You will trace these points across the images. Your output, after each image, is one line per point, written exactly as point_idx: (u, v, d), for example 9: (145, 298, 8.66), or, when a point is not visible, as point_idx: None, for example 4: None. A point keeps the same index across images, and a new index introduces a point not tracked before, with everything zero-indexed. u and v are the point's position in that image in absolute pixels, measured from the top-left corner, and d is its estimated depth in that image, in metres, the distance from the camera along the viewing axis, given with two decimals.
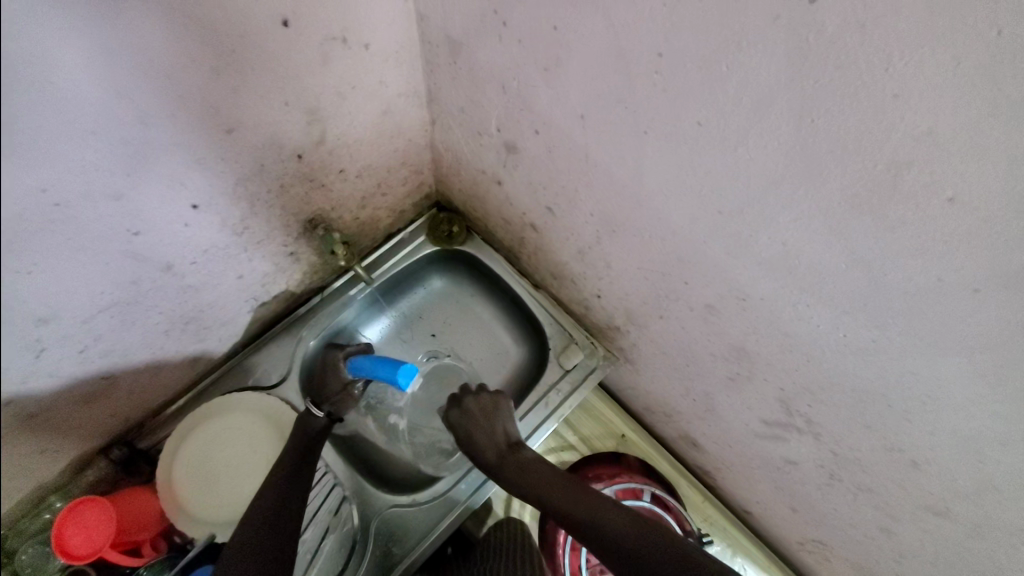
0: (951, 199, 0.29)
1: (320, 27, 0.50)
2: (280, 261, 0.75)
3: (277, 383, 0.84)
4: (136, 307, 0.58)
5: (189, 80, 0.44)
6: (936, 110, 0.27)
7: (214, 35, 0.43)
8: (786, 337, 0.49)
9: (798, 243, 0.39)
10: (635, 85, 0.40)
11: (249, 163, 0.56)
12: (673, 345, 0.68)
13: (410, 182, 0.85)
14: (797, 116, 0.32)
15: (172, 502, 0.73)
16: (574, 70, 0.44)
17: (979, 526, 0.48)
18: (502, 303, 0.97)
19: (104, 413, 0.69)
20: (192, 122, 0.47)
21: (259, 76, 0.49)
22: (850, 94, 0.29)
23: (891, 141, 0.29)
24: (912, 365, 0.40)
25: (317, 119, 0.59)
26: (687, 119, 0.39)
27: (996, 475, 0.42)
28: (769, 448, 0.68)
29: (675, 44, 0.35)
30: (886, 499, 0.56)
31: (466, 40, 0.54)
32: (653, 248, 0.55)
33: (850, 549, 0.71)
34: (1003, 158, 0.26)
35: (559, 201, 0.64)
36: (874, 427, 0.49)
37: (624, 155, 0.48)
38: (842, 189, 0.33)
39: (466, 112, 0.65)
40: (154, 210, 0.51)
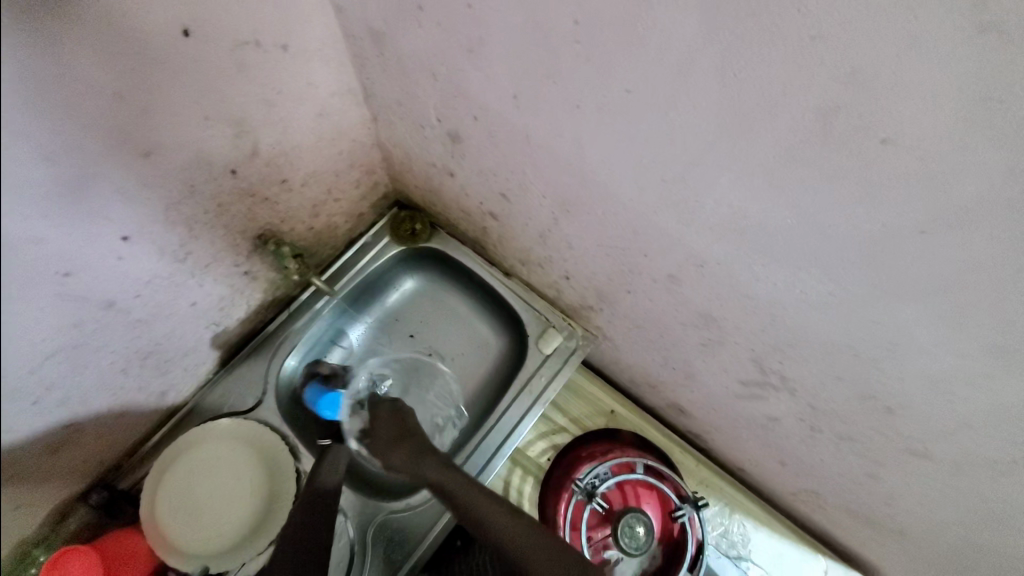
0: (885, 140, 0.28)
1: (228, 32, 0.47)
2: (235, 281, 0.73)
3: (254, 406, 0.82)
4: (83, 350, 0.56)
5: (93, 107, 0.41)
6: (855, 49, 0.25)
7: (110, 55, 0.40)
8: (749, 298, 0.48)
9: (744, 203, 0.38)
10: (559, 58, 0.38)
11: (178, 185, 0.54)
12: (645, 318, 0.67)
13: (362, 183, 0.82)
14: (721, 71, 0.31)
15: (160, 539, 0.72)
16: (498, 49, 0.42)
17: (959, 462, 0.48)
18: (476, 296, 0.96)
19: (75, 460, 0.67)
20: (106, 150, 0.44)
21: (170, 92, 0.46)
22: (768, 42, 0.28)
23: (816, 87, 0.28)
24: (872, 313, 0.39)
25: (244, 130, 0.56)
26: (616, 87, 0.37)
27: (968, 412, 0.41)
28: (752, 408, 0.68)
29: (589, 10, 0.33)
30: (868, 445, 0.56)
31: (387, 29, 0.51)
32: (609, 223, 0.53)
33: (842, 496, 0.72)
34: (931, 91, 0.25)
35: (511, 185, 0.62)
36: (846, 378, 0.49)
37: (562, 132, 0.46)
38: (776, 143, 0.32)
39: (403, 104, 0.63)
40: (84, 248, 0.48)
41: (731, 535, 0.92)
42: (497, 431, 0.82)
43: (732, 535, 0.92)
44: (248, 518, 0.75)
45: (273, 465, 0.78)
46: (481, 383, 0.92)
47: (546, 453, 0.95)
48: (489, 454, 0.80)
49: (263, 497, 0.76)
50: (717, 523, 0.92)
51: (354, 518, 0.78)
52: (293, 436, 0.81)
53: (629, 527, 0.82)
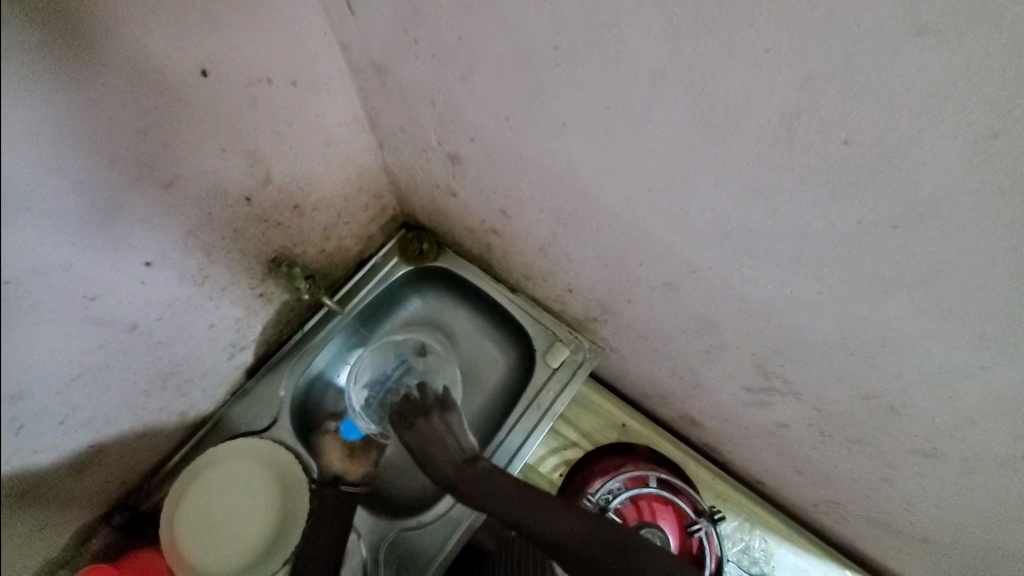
0: (846, 140, 0.29)
1: (241, 71, 0.51)
2: (250, 303, 0.76)
3: (269, 425, 0.84)
4: (107, 371, 0.59)
5: (118, 144, 0.45)
6: (807, 59, 0.27)
7: (134, 95, 0.44)
8: (743, 301, 0.49)
9: (725, 207, 0.40)
10: (543, 80, 0.41)
11: (197, 213, 0.57)
12: (648, 327, 0.68)
13: (370, 207, 0.86)
14: (688, 85, 0.33)
15: (178, 558, 0.74)
16: (487, 75, 0.45)
17: (969, 460, 0.47)
18: (484, 312, 0.97)
19: (100, 480, 0.69)
20: (131, 182, 0.48)
21: (188, 127, 0.50)
22: (727, 56, 0.30)
23: (777, 95, 0.30)
24: (861, 310, 0.40)
25: (258, 160, 0.60)
26: (597, 105, 0.39)
27: (970, 406, 0.41)
28: (760, 415, 0.68)
29: (565, 35, 0.36)
30: (878, 448, 0.55)
31: (387, 62, 0.55)
32: (603, 234, 0.55)
33: (862, 504, 0.70)
34: (880, 90, 0.26)
35: (510, 202, 0.64)
36: (846, 378, 0.49)
37: (552, 149, 0.48)
38: (747, 150, 0.34)
39: (405, 130, 0.66)
40: (110, 274, 0.52)
41: (752, 552, 0.90)
42: (507, 444, 0.83)
43: (753, 552, 0.90)
44: (265, 534, 0.76)
45: (288, 481, 0.80)
46: (491, 399, 0.93)
47: (557, 469, 0.95)
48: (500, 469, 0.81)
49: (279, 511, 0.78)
50: (736, 539, 0.91)
51: (365, 537, 0.78)
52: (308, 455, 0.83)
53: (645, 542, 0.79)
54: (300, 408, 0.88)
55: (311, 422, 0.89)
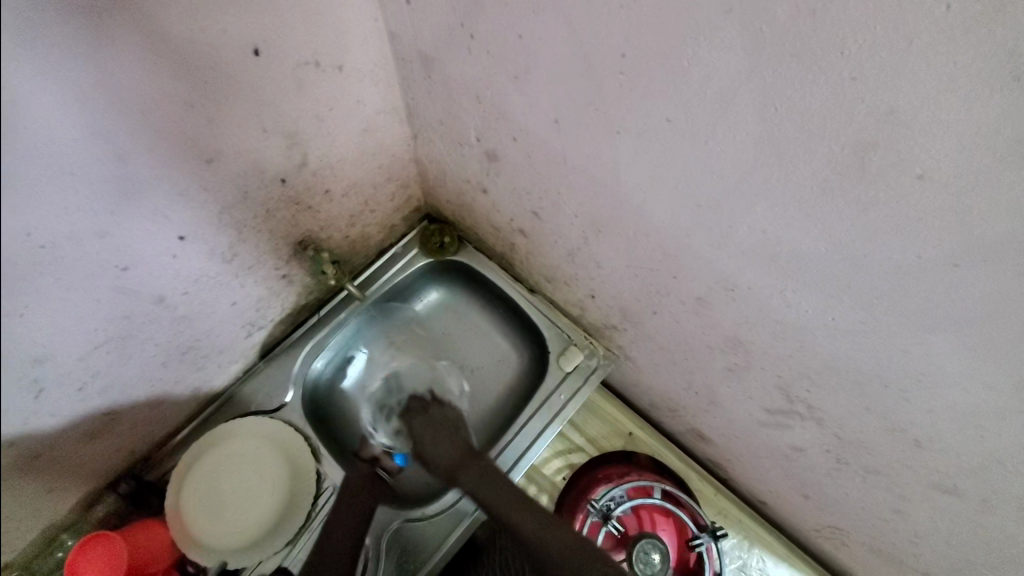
0: (920, 175, 0.29)
1: (291, 52, 0.51)
2: (273, 284, 0.76)
3: (280, 406, 0.84)
4: (131, 341, 0.59)
5: (165, 115, 0.44)
6: (895, 90, 0.27)
7: (186, 68, 0.43)
8: (778, 325, 0.48)
9: (777, 229, 0.39)
10: (603, 87, 0.41)
11: (232, 191, 0.57)
12: (670, 339, 0.68)
13: (397, 197, 0.86)
14: (761, 105, 0.32)
15: (182, 531, 0.74)
16: (542, 76, 0.45)
17: (989, 501, 0.47)
18: (499, 311, 0.97)
19: (112, 448, 0.69)
20: (173, 155, 0.48)
21: (234, 105, 0.50)
22: (810, 80, 0.29)
23: (855, 123, 0.29)
24: (903, 344, 0.40)
25: (296, 143, 0.59)
26: (657, 116, 0.39)
27: (1002, 450, 0.41)
28: (775, 437, 0.68)
29: (636, 43, 0.35)
30: (894, 480, 0.55)
31: (436, 53, 0.54)
32: (639, 245, 0.55)
33: (867, 533, 0.70)
34: (963, 132, 0.26)
35: (544, 204, 0.64)
36: (875, 409, 0.49)
37: (600, 156, 0.48)
38: (813, 174, 0.33)
39: (444, 124, 0.66)
40: (143, 244, 0.51)
41: (749, 570, 0.90)
42: (514, 445, 0.83)
43: (750, 570, 0.90)
44: (270, 515, 0.76)
45: (297, 464, 0.80)
46: (500, 397, 0.93)
47: (561, 472, 0.95)
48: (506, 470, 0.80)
49: (285, 492, 0.78)
50: (735, 556, 0.90)
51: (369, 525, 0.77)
52: (316, 440, 0.83)
53: (643, 553, 0.79)
54: (311, 393, 0.88)
55: (321, 407, 0.89)
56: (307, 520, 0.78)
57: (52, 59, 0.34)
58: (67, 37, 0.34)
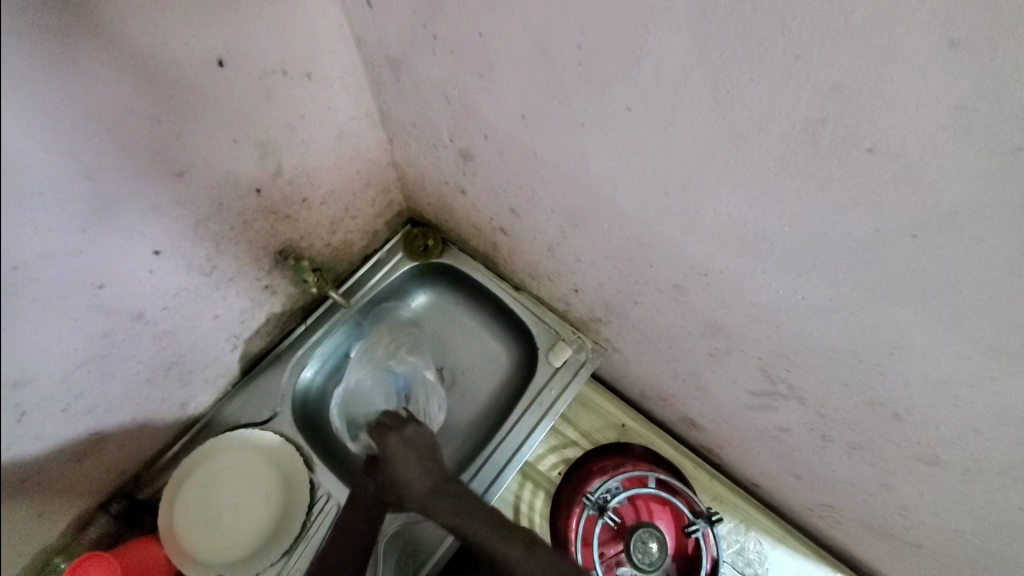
0: (870, 148, 0.29)
1: (258, 62, 0.51)
2: (256, 295, 0.76)
3: (269, 418, 0.83)
4: (113, 358, 0.59)
5: (132, 130, 0.44)
6: (838, 66, 0.27)
7: (150, 82, 0.44)
8: (753, 307, 0.49)
9: (742, 211, 0.40)
10: (564, 79, 0.41)
11: (207, 203, 0.57)
12: (653, 328, 0.68)
13: (377, 202, 0.86)
14: (714, 89, 0.33)
15: (177, 549, 0.73)
16: (506, 72, 0.45)
17: (969, 468, 0.48)
18: (486, 310, 0.98)
19: (101, 468, 0.69)
20: (143, 169, 0.48)
21: (204, 116, 0.50)
22: (757, 62, 0.30)
23: (804, 101, 0.30)
24: (872, 318, 0.40)
25: (269, 152, 0.59)
26: (618, 106, 0.40)
27: (974, 416, 0.42)
28: (762, 419, 0.68)
29: (591, 34, 0.36)
30: (878, 454, 0.56)
31: (403, 56, 0.55)
32: (615, 236, 0.55)
33: (858, 509, 0.71)
34: (907, 102, 0.27)
35: (520, 201, 0.64)
36: (852, 384, 0.49)
37: (568, 149, 0.48)
38: (770, 154, 0.34)
39: (418, 126, 0.66)
40: (118, 261, 0.51)
41: (747, 553, 0.90)
42: (507, 443, 0.83)
43: (748, 553, 0.90)
44: (266, 527, 0.76)
45: (290, 474, 0.80)
46: (491, 396, 0.94)
47: (556, 467, 0.95)
48: (501, 468, 0.80)
49: (279, 503, 0.78)
50: (732, 540, 0.91)
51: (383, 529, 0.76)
52: (309, 449, 0.82)
53: (641, 542, 0.79)
54: (302, 402, 0.87)
55: (313, 416, 0.88)
56: (304, 530, 0.77)
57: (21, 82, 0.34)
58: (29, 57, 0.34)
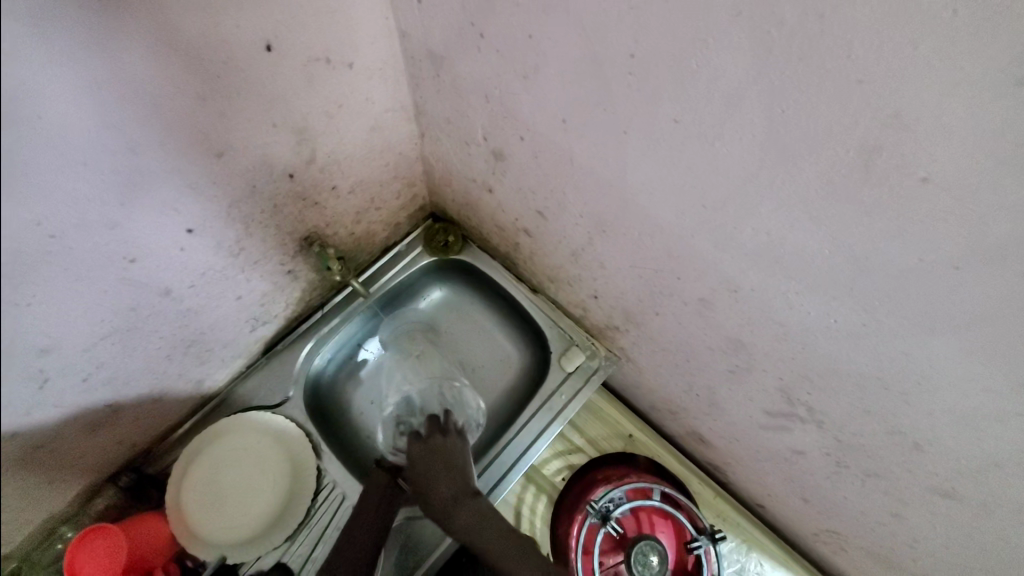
0: (925, 178, 0.29)
1: (302, 49, 0.51)
2: (278, 279, 0.76)
3: (282, 402, 0.84)
4: (136, 333, 0.59)
5: (177, 107, 0.45)
6: (901, 93, 0.27)
7: (198, 62, 0.44)
8: (780, 326, 0.49)
9: (781, 231, 0.40)
10: (612, 86, 0.41)
11: (241, 185, 0.58)
12: (672, 340, 0.68)
13: (403, 195, 0.86)
14: (768, 108, 0.33)
15: (183, 525, 0.74)
16: (552, 76, 0.45)
17: (989, 506, 0.47)
18: (502, 310, 0.98)
19: (115, 440, 0.69)
20: (183, 148, 0.48)
21: (245, 100, 0.50)
22: (816, 83, 0.30)
23: (860, 126, 0.30)
24: (905, 347, 0.40)
25: (305, 139, 0.60)
26: (665, 117, 0.39)
27: (1001, 453, 0.41)
28: (776, 440, 0.68)
29: (645, 43, 0.36)
30: (895, 484, 0.55)
31: (447, 53, 0.55)
32: (643, 245, 0.55)
33: (866, 538, 0.70)
34: (969, 135, 0.26)
35: (549, 205, 0.65)
36: (876, 412, 0.49)
37: (607, 156, 0.48)
38: (818, 176, 0.34)
39: (452, 122, 0.66)
40: (151, 236, 0.52)
41: (747, 573, 0.90)
42: (513, 446, 0.82)
43: (747, 574, 0.90)
44: (270, 511, 0.76)
45: (298, 460, 0.80)
46: (501, 396, 0.94)
47: (560, 472, 0.95)
48: (506, 468, 0.80)
49: (286, 488, 0.78)
50: (732, 560, 0.90)
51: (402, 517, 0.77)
52: (318, 435, 0.83)
53: (642, 555, 0.79)
54: (313, 388, 0.88)
55: (323, 403, 0.89)
56: (307, 517, 0.78)
57: (64, 52, 0.35)
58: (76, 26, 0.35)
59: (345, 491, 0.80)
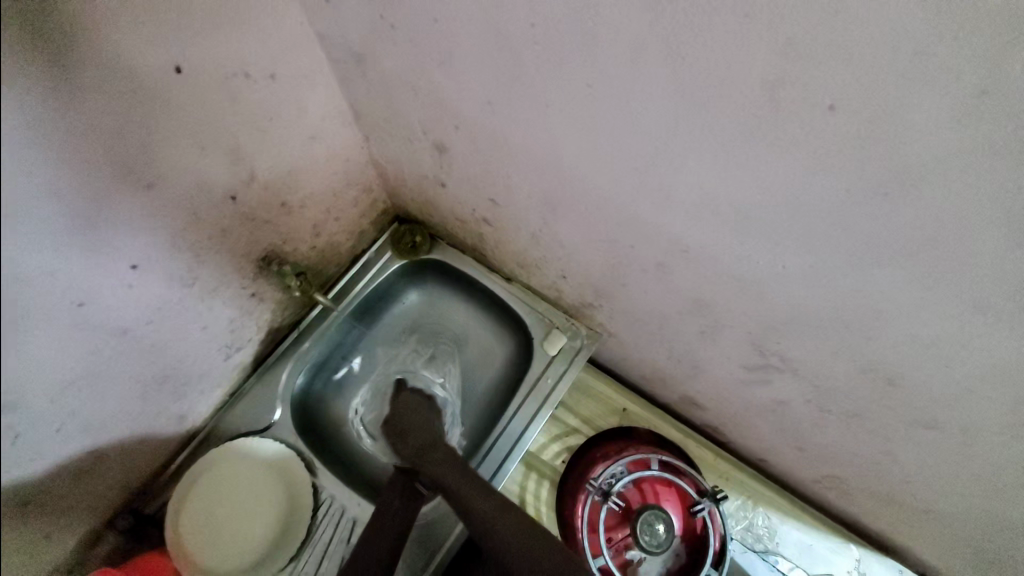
0: (832, 106, 0.28)
1: (217, 66, 0.50)
2: (243, 303, 0.76)
3: (269, 425, 0.84)
4: (102, 376, 0.59)
5: (96, 143, 0.44)
6: (789, 21, 0.26)
7: (107, 95, 0.43)
8: (736, 280, 0.48)
9: (713, 183, 0.39)
10: (523, 60, 0.40)
11: (182, 214, 0.57)
12: (642, 309, 0.68)
13: (360, 202, 0.85)
14: (670, 58, 0.32)
15: (186, 560, 0.74)
16: (466, 58, 0.44)
17: (967, 430, 0.47)
18: (480, 304, 0.97)
19: (104, 486, 0.69)
20: (111, 184, 0.47)
21: (169, 126, 0.50)
22: (708, 25, 0.29)
23: (759, 63, 0.29)
24: (853, 282, 0.39)
25: (241, 157, 0.59)
26: (579, 84, 0.39)
27: (967, 375, 0.41)
28: (759, 393, 0.67)
29: (542, 10, 0.35)
30: (877, 421, 0.55)
31: (367, 50, 0.54)
32: (593, 218, 0.55)
33: (862, 477, 0.70)
34: (864, 55, 0.26)
35: (498, 190, 0.64)
36: (843, 352, 0.48)
37: (537, 133, 0.47)
38: (734, 123, 0.33)
39: (390, 121, 0.65)
40: (96, 278, 0.51)
41: (756, 529, 0.90)
42: (506, 436, 0.82)
43: (756, 529, 0.90)
44: (270, 533, 0.77)
45: (293, 480, 0.80)
46: (489, 389, 0.93)
47: (559, 455, 0.95)
48: (502, 458, 0.80)
49: (284, 509, 0.78)
50: (739, 517, 0.90)
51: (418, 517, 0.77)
52: (310, 453, 0.84)
53: (648, 524, 0.80)
54: (300, 408, 0.88)
55: (313, 421, 0.89)
56: (310, 534, 0.78)
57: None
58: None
59: (344, 504, 0.81)
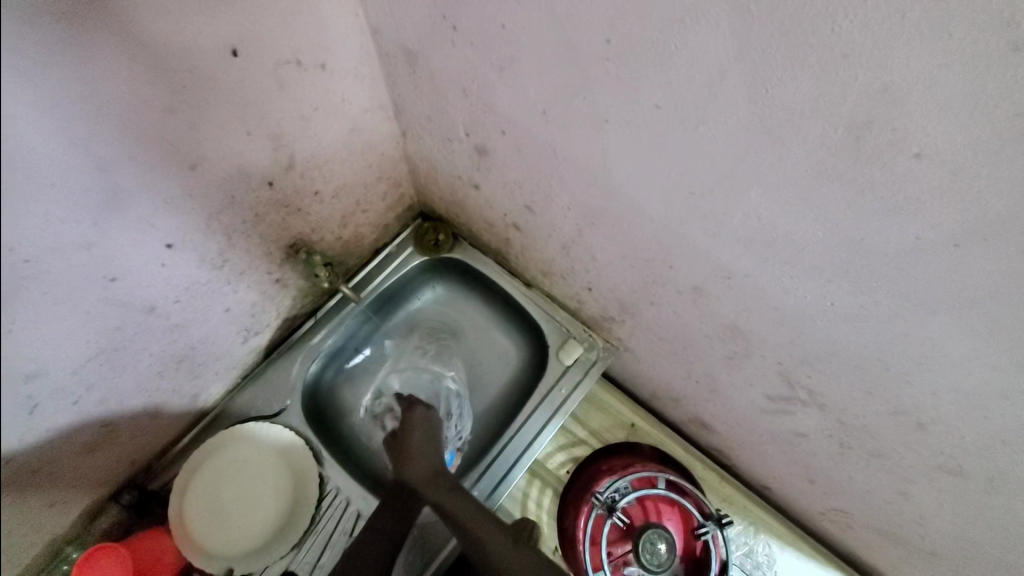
0: (917, 154, 0.28)
1: (271, 52, 0.50)
2: (266, 288, 0.75)
3: (279, 411, 0.83)
4: (124, 352, 0.58)
5: (147, 121, 0.43)
6: (888, 66, 0.26)
7: (163, 73, 0.42)
8: (777, 312, 0.48)
9: (772, 215, 0.39)
10: (589, 75, 0.40)
11: (219, 197, 0.56)
12: (668, 329, 0.67)
13: (389, 195, 0.85)
14: (751, 88, 0.32)
15: (187, 541, 0.74)
16: (529, 67, 0.44)
17: (994, 481, 0.46)
18: (497, 306, 0.97)
19: (112, 459, 0.68)
20: (156, 161, 0.47)
21: (218, 108, 0.49)
22: (799, 59, 0.28)
23: (848, 103, 0.28)
24: (903, 326, 0.39)
25: (283, 144, 0.59)
26: (646, 104, 0.38)
27: (1005, 429, 0.40)
28: (778, 423, 0.67)
29: (620, 27, 0.34)
30: (900, 463, 0.55)
31: (421, 48, 0.53)
32: (633, 235, 0.54)
33: (872, 516, 0.70)
34: (962, 109, 0.25)
35: (536, 198, 0.63)
36: (878, 393, 0.48)
37: (590, 147, 0.47)
38: (806, 158, 0.33)
39: (432, 119, 0.65)
40: (131, 255, 0.50)
41: (756, 556, 0.89)
42: (516, 441, 0.82)
43: (757, 556, 0.89)
44: (274, 520, 0.76)
45: (298, 469, 0.80)
46: (500, 393, 0.93)
47: (564, 465, 0.95)
48: (511, 463, 0.80)
49: (289, 497, 0.78)
50: (740, 542, 0.90)
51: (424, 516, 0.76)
52: (318, 443, 0.83)
53: (649, 543, 0.79)
54: (311, 397, 0.88)
55: (322, 410, 0.89)
56: (312, 524, 0.77)
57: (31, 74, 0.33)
58: (31, 46, 0.33)
59: (348, 497, 0.79)
